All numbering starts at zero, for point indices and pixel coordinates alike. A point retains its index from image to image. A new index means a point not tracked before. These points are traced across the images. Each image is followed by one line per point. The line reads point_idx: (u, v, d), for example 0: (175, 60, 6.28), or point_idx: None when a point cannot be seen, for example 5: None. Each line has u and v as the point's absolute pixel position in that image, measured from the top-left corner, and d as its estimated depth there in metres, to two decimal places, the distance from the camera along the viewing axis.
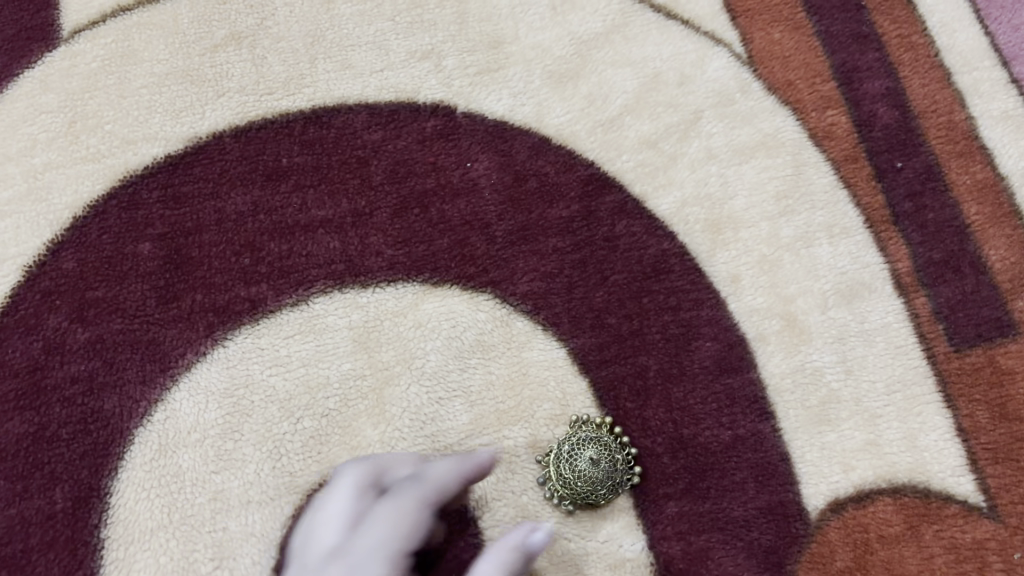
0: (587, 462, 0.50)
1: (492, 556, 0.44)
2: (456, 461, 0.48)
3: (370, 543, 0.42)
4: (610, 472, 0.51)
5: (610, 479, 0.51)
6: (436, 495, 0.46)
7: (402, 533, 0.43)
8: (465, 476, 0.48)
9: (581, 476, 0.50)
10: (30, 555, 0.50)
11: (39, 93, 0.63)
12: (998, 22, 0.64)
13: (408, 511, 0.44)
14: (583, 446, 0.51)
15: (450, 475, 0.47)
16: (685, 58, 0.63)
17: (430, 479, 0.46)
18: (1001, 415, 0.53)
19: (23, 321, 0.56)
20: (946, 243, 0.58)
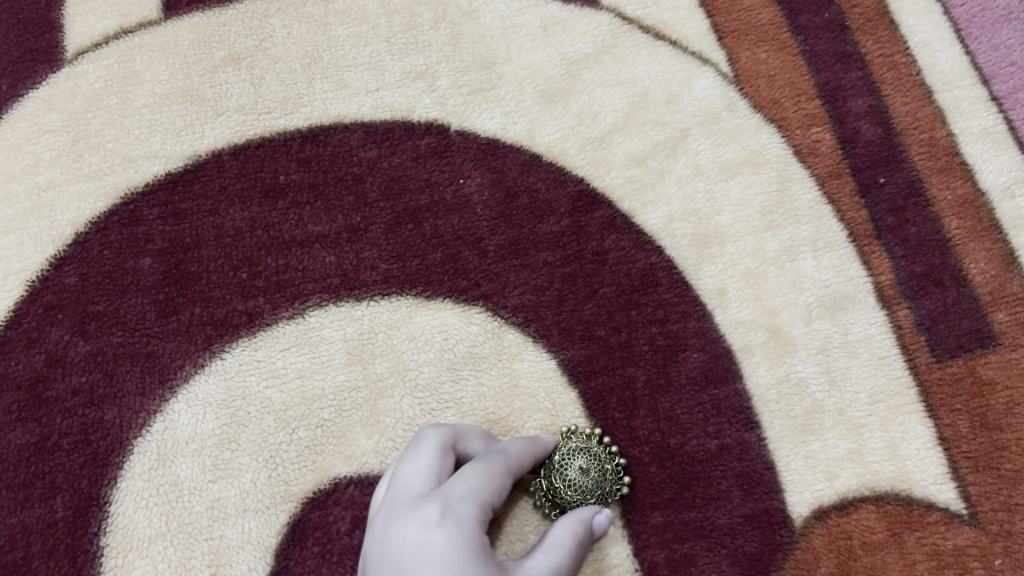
0: (577, 472, 0.51)
1: (562, 528, 0.47)
2: (527, 442, 0.51)
3: (470, 491, 0.44)
4: (599, 481, 0.52)
5: (599, 488, 0.52)
6: (517, 466, 0.49)
7: (495, 489, 0.46)
8: (533, 455, 0.50)
9: (571, 485, 0.51)
10: (31, 563, 0.51)
11: (43, 113, 0.65)
12: (979, 41, 0.66)
13: (501, 475, 0.47)
14: (572, 456, 0.52)
15: (526, 453, 0.50)
16: (673, 77, 0.65)
17: (513, 453, 0.49)
18: (981, 424, 0.54)
19: (25, 335, 0.57)
20: (927, 256, 0.59)
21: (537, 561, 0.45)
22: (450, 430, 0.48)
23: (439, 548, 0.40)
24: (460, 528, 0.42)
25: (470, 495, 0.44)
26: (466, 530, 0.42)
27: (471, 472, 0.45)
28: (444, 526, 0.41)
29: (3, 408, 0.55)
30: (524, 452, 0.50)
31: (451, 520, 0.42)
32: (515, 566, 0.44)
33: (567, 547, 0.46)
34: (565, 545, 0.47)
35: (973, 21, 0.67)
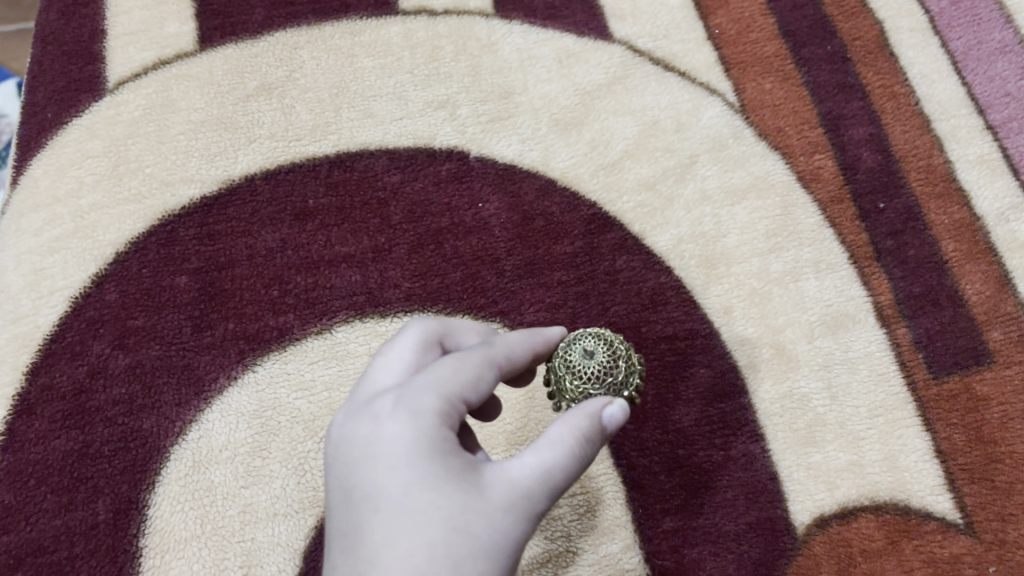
0: (580, 354, 0.47)
1: (561, 422, 0.40)
2: (524, 337, 0.46)
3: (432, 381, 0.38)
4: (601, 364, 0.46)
5: (606, 374, 0.46)
6: (506, 359, 0.42)
7: (470, 380, 0.39)
8: (531, 348, 0.45)
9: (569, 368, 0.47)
10: (74, 562, 0.54)
11: (86, 140, 0.69)
12: (975, 73, 0.69)
13: (482, 365, 0.40)
14: (582, 341, 0.48)
15: (519, 346, 0.44)
16: (682, 106, 0.68)
17: (504, 343, 0.43)
18: (976, 437, 0.57)
19: (69, 348, 0.61)
20: (925, 277, 0.62)
21: (522, 462, 0.38)
22: (441, 321, 0.44)
23: (385, 447, 0.36)
24: (411, 424, 0.36)
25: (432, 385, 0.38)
26: (417, 428, 0.36)
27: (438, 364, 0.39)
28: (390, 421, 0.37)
29: (48, 417, 0.58)
30: (522, 346, 0.44)
31: (403, 413, 0.37)
32: (492, 468, 0.37)
33: (566, 443, 0.39)
34: (564, 438, 0.39)
35: (970, 53, 0.70)
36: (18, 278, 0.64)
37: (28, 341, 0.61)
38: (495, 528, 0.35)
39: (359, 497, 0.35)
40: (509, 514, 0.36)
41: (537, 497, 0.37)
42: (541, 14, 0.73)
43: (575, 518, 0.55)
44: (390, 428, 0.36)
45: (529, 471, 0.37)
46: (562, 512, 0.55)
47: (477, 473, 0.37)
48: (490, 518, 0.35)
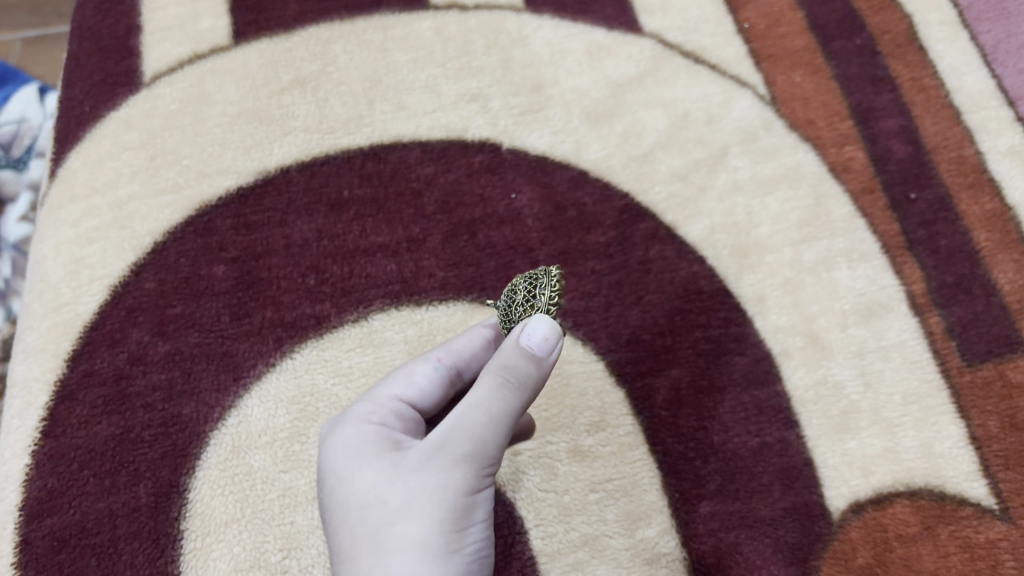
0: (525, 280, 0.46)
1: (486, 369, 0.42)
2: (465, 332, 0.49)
3: (372, 392, 0.46)
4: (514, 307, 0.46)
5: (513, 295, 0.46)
6: (453, 354, 0.47)
7: (405, 385, 0.46)
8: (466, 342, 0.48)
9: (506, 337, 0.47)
10: (117, 543, 0.55)
11: (124, 133, 0.69)
12: (1004, 66, 0.70)
13: (416, 368, 0.46)
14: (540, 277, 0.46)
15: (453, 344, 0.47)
16: (713, 99, 0.69)
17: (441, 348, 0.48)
18: (1011, 424, 0.57)
19: (109, 335, 0.61)
20: (957, 266, 0.62)
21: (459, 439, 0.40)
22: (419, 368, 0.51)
23: (334, 457, 0.43)
24: (356, 423, 0.44)
25: (374, 396, 0.46)
26: (355, 429, 0.44)
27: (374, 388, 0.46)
28: (336, 427, 0.45)
29: (90, 402, 0.59)
30: (467, 334, 0.48)
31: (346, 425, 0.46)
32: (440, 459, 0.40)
33: (483, 386, 0.41)
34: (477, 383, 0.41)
35: (1000, 46, 0.71)
36: (58, 267, 0.64)
37: (69, 329, 0.62)
38: (418, 489, 0.40)
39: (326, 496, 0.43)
40: (438, 466, 0.40)
41: (471, 442, 0.40)
42: (571, 9, 0.75)
43: (610, 503, 0.55)
44: (342, 429, 0.44)
45: (445, 424, 0.41)
46: (597, 497, 0.56)
47: (401, 456, 0.41)
48: (419, 483, 0.40)
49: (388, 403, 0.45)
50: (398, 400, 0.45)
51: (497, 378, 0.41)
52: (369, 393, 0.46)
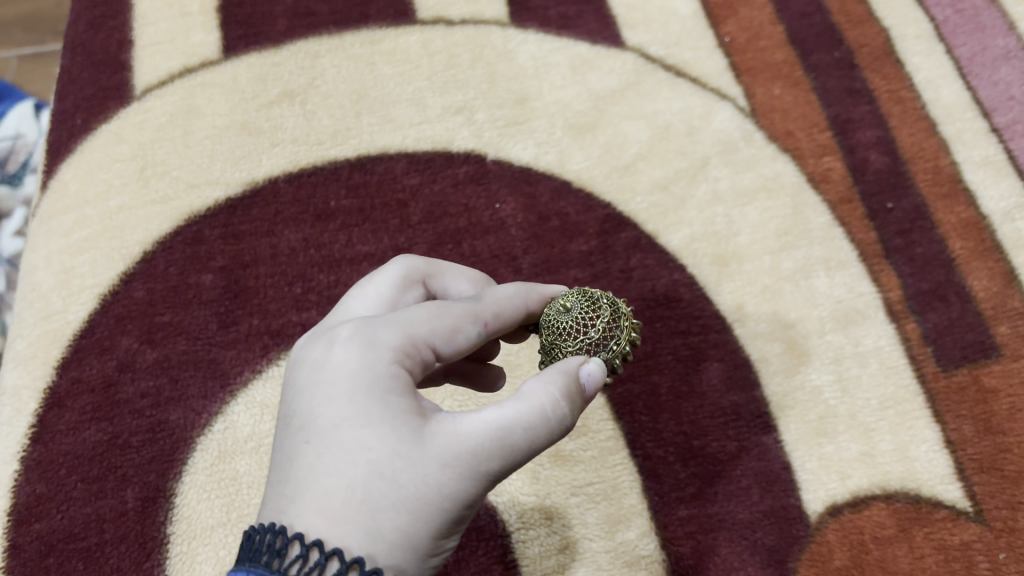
0: (607, 316, 0.43)
1: (534, 380, 0.36)
2: (519, 290, 0.42)
3: (404, 323, 0.37)
4: (580, 326, 0.42)
5: (587, 315, 0.42)
6: (497, 321, 0.41)
7: (448, 333, 0.38)
8: (522, 306, 0.42)
9: (544, 325, 0.43)
10: (104, 548, 0.55)
11: (114, 144, 0.71)
12: (979, 78, 0.71)
13: (463, 319, 0.39)
14: (621, 325, 0.43)
15: (509, 305, 0.41)
16: (694, 111, 0.70)
17: (493, 300, 0.41)
18: (985, 428, 0.57)
19: (98, 343, 0.62)
20: (933, 274, 0.63)
21: (493, 446, 0.34)
22: (433, 267, 0.44)
23: (328, 386, 0.35)
24: (376, 356, 0.35)
25: (404, 328, 0.36)
26: (374, 366, 0.35)
27: (402, 312, 0.37)
28: (343, 347, 0.35)
29: (78, 409, 0.60)
30: (515, 298, 0.42)
31: (357, 345, 0.35)
32: (469, 455, 0.33)
33: (535, 401, 0.35)
34: (529, 393, 0.35)
35: (974, 59, 0.72)
36: (48, 276, 0.65)
37: (59, 337, 0.63)
38: (431, 488, 0.33)
39: (297, 424, 0.35)
40: (460, 472, 0.33)
41: (502, 458, 0.34)
42: (556, 23, 0.76)
43: (591, 506, 0.56)
44: (352, 356, 0.35)
45: (483, 425, 0.34)
46: (578, 501, 0.56)
47: (425, 431, 0.33)
48: (435, 476, 0.33)
49: (423, 347, 0.37)
50: (432, 346, 0.37)
51: (553, 403, 0.35)
52: (396, 320, 0.37)
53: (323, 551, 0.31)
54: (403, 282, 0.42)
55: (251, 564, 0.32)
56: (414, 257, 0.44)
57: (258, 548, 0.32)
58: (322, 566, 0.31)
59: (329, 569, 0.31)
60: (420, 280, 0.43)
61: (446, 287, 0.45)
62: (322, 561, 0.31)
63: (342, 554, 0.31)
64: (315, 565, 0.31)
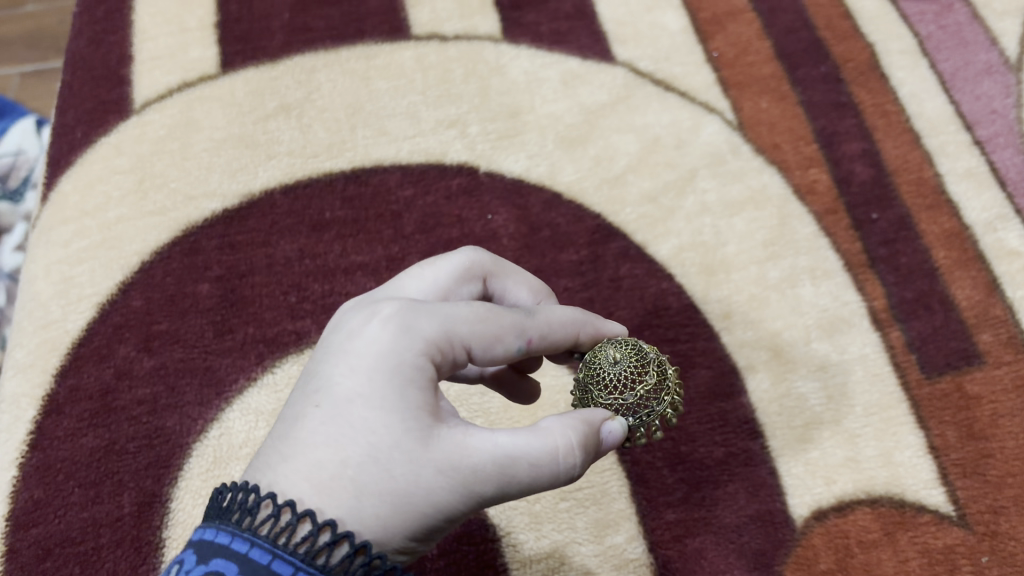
0: (650, 387, 0.42)
1: (556, 419, 0.37)
2: (574, 316, 0.42)
3: (449, 317, 0.36)
4: (621, 387, 0.41)
5: (631, 380, 0.42)
6: (542, 340, 0.40)
7: (487, 339, 0.38)
8: (571, 330, 0.42)
9: (591, 365, 0.43)
10: (100, 551, 0.56)
11: (113, 157, 0.72)
12: (962, 92, 0.72)
13: (509, 330, 0.38)
14: (661, 397, 0.42)
15: (558, 326, 0.41)
16: (683, 125, 0.72)
17: (546, 316, 0.41)
18: (968, 434, 0.58)
19: (96, 351, 0.63)
20: (917, 283, 0.64)
21: (492, 471, 0.34)
22: (498, 265, 0.45)
23: (354, 358, 0.35)
24: (410, 343, 0.35)
25: (446, 323, 0.36)
26: (404, 353, 0.35)
27: (451, 304, 0.37)
28: (382, 323, 0.36)
29: (76, 416, 0.61)
30: (566, 322, 0.42)
31: (396, 327, 0.36)
32: (467, 472, 0.34)
33: (551, 439, 0.35)
34: (548, 431, 0.36)
35: (957, 74, 0.73)
36: (48, 286, 0.66)
37: (57, 345, 0.64)
38: (421, 490, 0.34)
39: (315, 384, 0.36)
40: (453, 484, 0.34)
41: (497, 488, 0.35)
42: (547, 39, 0.78)
43: (580, 511, 0.57)
44: (388, 336, 0.36)
45: (492, 448, 0.34)
46: (567, 506, 0.57)
47: (432, 434, 0.34)
48: (428, 482, 0.34)
49: (459, 347, 0.37)
50: (469, 348, 0.37)
51: (567, 449, 0.36)
52: (441, 311, 0.37)
53: (296, 512, 0.33)
54: (463, 273, 0.43)
55: (223, 522, 0.33)
56: (481, 252, 0.45)
57: (231, 506, 0.34)
58: (292, 526, 0.32)
59: (299, 530, 0.33)
60: (480, 275, 0.44)
61: (504, 290, 0.46)
62: (293, 522, 0.32)
63: (314, 516, 0.32)
64: (287, 525, 0.33)
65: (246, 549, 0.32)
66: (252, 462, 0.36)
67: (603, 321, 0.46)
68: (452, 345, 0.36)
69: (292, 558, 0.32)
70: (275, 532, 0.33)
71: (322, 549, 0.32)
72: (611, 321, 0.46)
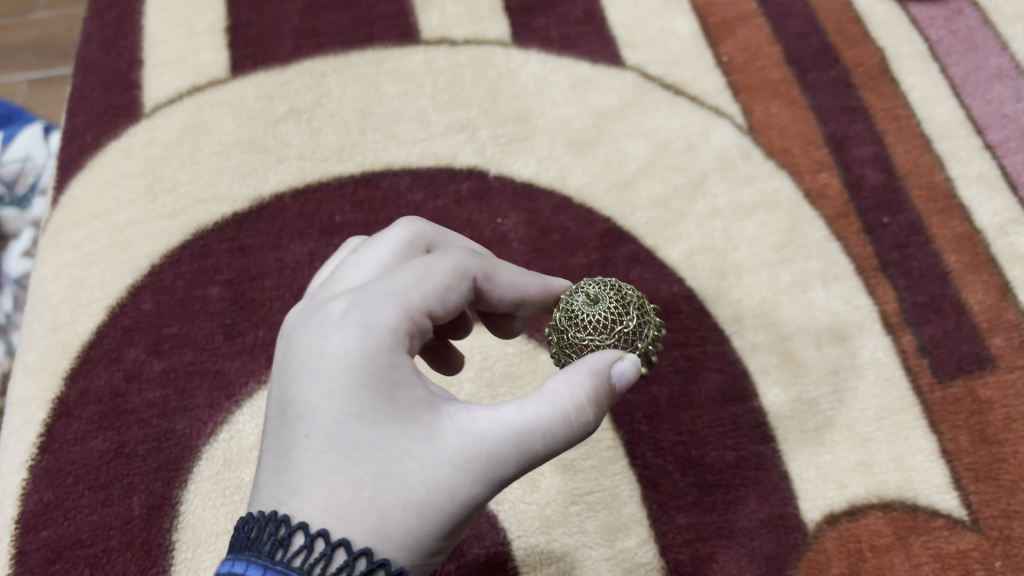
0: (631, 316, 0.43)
1: (558, 377, 0.36)
2: (512, 265, 0.44)
3: (402, 297, 0.36)
4: (616, 320, 0.42)
5: (617, 313, 0.42)
6: (487, 280, 0.41)
7: (446, 298, 0.38)
8: (514, 277, 0.43)
9: (573, 318, 0.42)
10: (110, 554, 0.56)
11: (123, 161, 0.72)
12: (973, 96, 0.72)
13: (458, 282, 0.39)
14: (643, 326, 0.43)
15: (501, 272, 0.42)
16: (693, 129, 0.72)
17: (489, 263, 0.41)
18: (981, 438, 0.58)
19: (106, 354, 0.63)
20: (929, 287, 0.64)
21: (508, 449, 0.34)
22: (432, 229, 0.44)
23: (327, 378, 0.34)
24: (378, 341, 0.35)
25: (401, 300, 0.36)
26: (376, 356, 0.35)
27: (393, 278, 0.37)
28: (340, 333, 0.35)
29: (86, 419, 0.61)
30: (508, 270, 0.43)
31: (357, 329, 0.35)
32: (483, 457, 0.34)
33: (559, 401, 0.35)
34: (553, 392, 0.36)
35: (968, 78, 0.73)
36: (58, 289, 0.66)
37: (67, 348, 0.64)
38: (443, 491, 0.34)
39: (292, 415, 0.34)
40: (472, 474, 0.34)
41: (516, 460, 0.35)
42: (557, 43, 0.78)
43: (591, 515, 0.57)
44: (353, 343, 0.35)
45: (501, 428, 0.35)
46: (578, 509, 0.57)
47: (436, 433, 0.34)
48: (447, 478, 0.34)
49: (420, 318, 0.37)
50: (427, 312, 0.37)
51: (579, 406, 0.36)
52: (393, 294, 0.36)
53: (329, 542, 0.31)
54: (410, 246, 0.42)
55: (253, 554, 0.32)
56: (418, 220, 0.43)
57: (259, 536, 0.32)
58: (327, 557, 0.31)
59: (334, 560, 0.31)
60: (425, 247, 0.43)
61: None
62: (328, 552, 0.31)
63: (349, 545, 0.32)
64: (320, 556, 0.31)
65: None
66: (253, 503, 0.34)
67: (544, 276, 0.47)
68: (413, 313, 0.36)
69: None
70: (310, 564, 0.31)
71: None
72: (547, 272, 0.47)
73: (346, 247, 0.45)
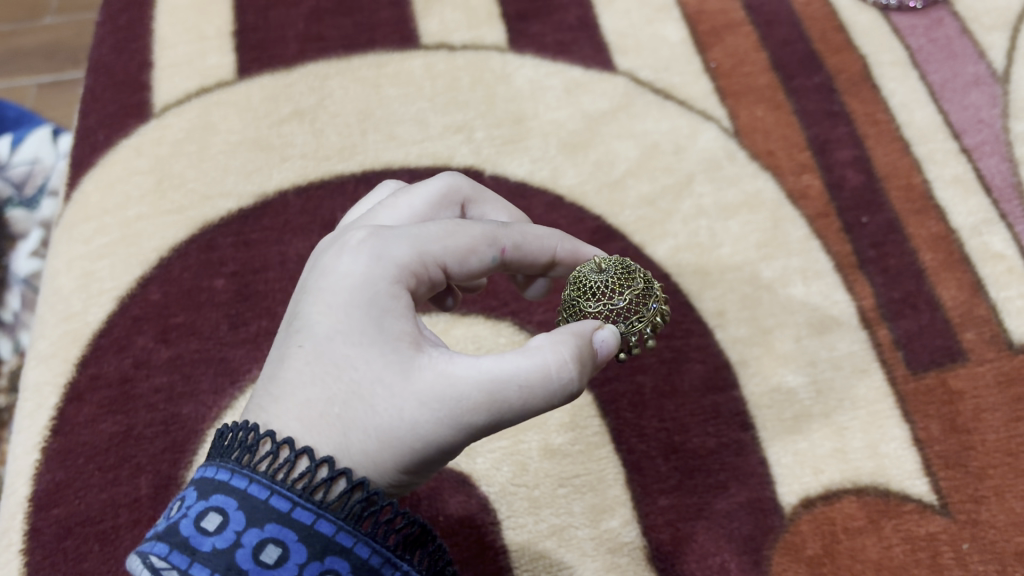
0: (632, 292, 0.46)
1: (548, 338, 0.38)
2: (553, 235, 0.46)
3: (418, 237, 0.40)
4: (608, 292, 0.45)
5: (615, 284, 0.45)
6: (516, 251, 0.44)
7: (459, 252, 0.42)
8: (548, 249, 0.46)
9: (577, 281, 0.46)
10: (118, 531, 0.59)
11: (134, 158, 0.75)
12: (951, 102, 0.75)
13: (479, 241, 0.42)
14: (643, 305, 0.46)
15: (531, 242, 0.45)
16: (681, 131, 0.75)
17: (520, 230, 0.44)
18: (952, 427, 0.61)
19: (115, 342, 0.66)
20: (905, 284, 0.67)
21: (476, 395, 0.37)
22: (475, 187, 0.48)
23: (331, 297, 0.39)
24: (383, 270, 0.39)
25: (417, 245, 0.40)
26: (377, 283, 0.39)
27: (419, 226, 0.41)
28: (352, 258, 0.39)
29: (96, 402, 0.64)
30: (541, 239, 0.45)
31: (367, 259, 0.39)
32: (451, 400, 0.36)
33: (539, 359, 0.37)
34: (537, 350, 0.38)
35: (946, 85, 0.76)
36: (70, 280, 0.69)
37: (79, 336, 0.66)
38: (406, 423, 0.36)
39: (299, 324, 0.39)
40: (437, 414, 0.37)
41: (484, 411, 0.37)
42: (551, 48, 0.81)
43: (577, 497, 0.59)
44: (361, 268, 0.39)
45: (475, 375, 0.37)
46: (565, 492, 0.60)
47: (415, 367, 0.37)
48: (413, 411, 0.36)
49: (432, 265, 0.41)
50: (443, 265, 0.41)
51: (559, 365, 0.37)
52: (410, 233, 0.40)
53: (294, 449, 0.36)
54: (446, 198, 0.47)
55: (224, 460, 0.37)
56: (458, 176, 0.48)
57: (232, 445, 0.37)
58: (290, 464, 0.36)
59: (296, 466, 0.36)
60: (460, 202, 0.48)
61: (483, 214, 0.49)
62: (292, 458, 0.36)
63: (312, 454, 0.36)
64: (284, 462, 0.36)
65: (245, 485, 0.35)
66: (247, 406, 0.40)
67: (579, 243, 0.49)
68: (423, 260, 0.40)
69: (289, 494, 0.35)
70: (275, 469, 0.36)
71: (320, 485, 0.36)
72: (589, 245, 0.50)
73: (384, 189, 0.51)
